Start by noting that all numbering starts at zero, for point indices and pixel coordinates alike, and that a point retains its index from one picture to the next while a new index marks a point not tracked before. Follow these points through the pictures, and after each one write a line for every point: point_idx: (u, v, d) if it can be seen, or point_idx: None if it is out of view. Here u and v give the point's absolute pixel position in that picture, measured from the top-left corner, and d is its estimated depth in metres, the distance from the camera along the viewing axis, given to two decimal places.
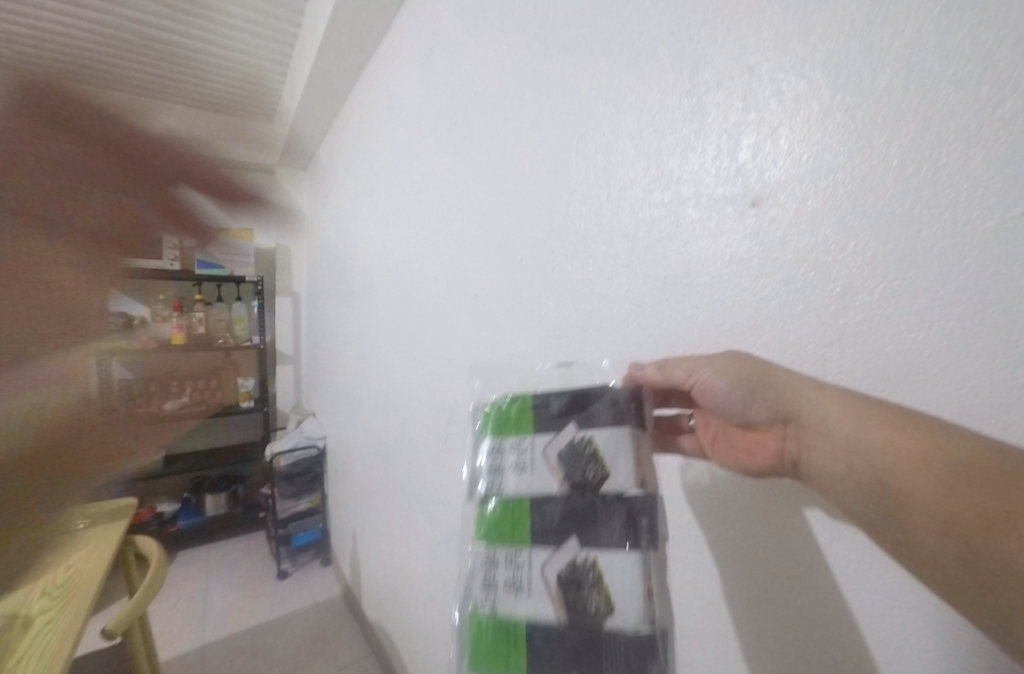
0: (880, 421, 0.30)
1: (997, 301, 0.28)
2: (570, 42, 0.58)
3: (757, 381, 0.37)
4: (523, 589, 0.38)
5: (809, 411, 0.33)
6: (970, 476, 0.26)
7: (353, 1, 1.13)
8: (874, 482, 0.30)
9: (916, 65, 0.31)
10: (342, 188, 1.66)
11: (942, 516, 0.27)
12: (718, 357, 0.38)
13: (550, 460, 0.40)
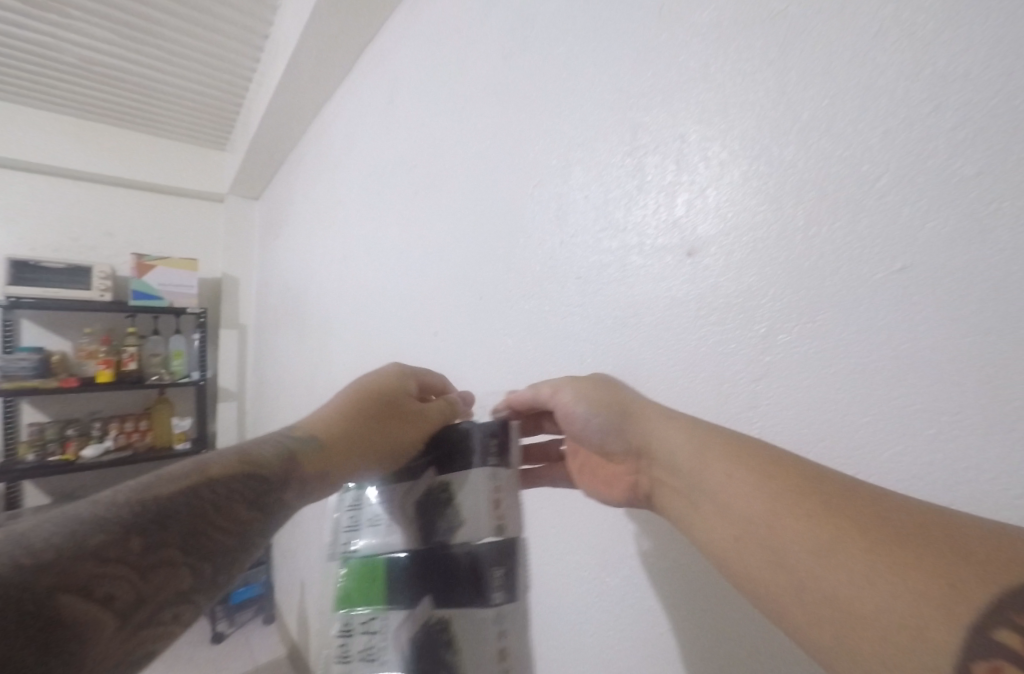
0: (736, 449, 0.32)
1: (899, 343, 0.29)
2: (514, 91, 0.62)
3: (616, 407, 0.41)
4: (376, 658, 0.40)
5: (671, 440, 0.36)
6: (802, 504, 0.28)
7: (314, 43, 1.18)
8: (719, 505, 0.32)
9: (822, 125, 0.32)
10: (300, 220, 1.66)
11: (777, 551, 0.28)
12: (577, 384, 0.43)
13: (404, 518, 0.44)
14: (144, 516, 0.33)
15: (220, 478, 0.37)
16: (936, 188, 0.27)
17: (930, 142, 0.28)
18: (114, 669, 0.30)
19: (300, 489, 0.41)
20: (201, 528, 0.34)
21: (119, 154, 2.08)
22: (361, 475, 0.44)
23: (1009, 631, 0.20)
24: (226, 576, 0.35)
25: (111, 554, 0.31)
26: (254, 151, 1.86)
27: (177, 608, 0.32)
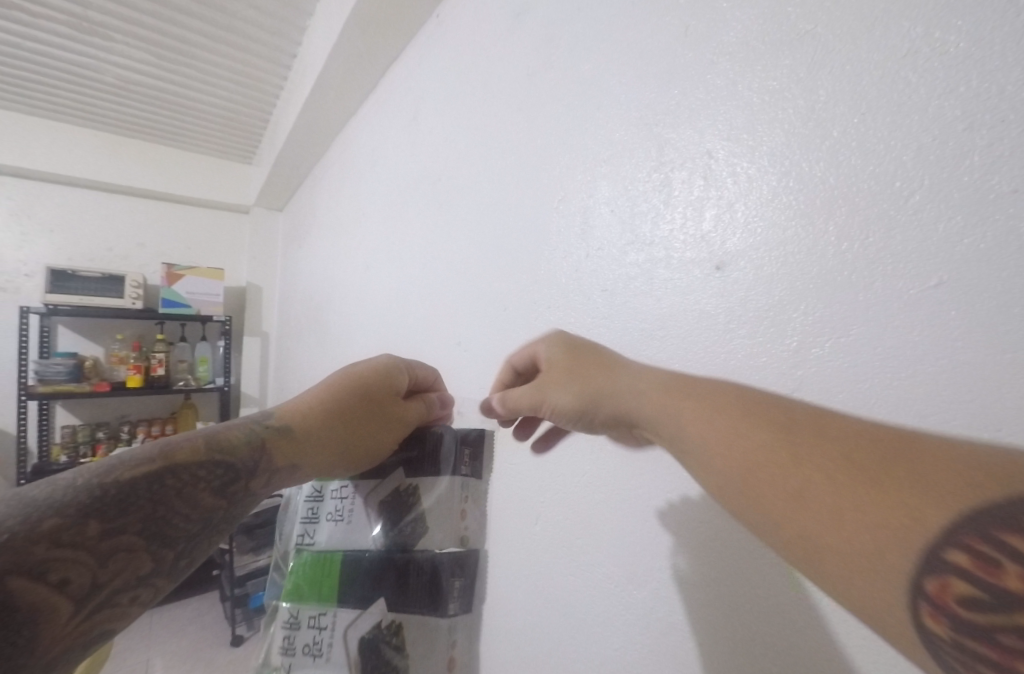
0: (713, 399, 0.32)
1: (939, 358, 0.28)
2: (538, 105, 0.63)
3: (587, 383, 0.41)
4: (323, 654, 0.46)
5: (648, 395, 0.37)
6: (780, 447, 0.27)
7: (342, 62, 1.23)
8: (697, 452, 0.32)
9: (853, 141, 0.32)
10: (324, 230, 1.71)
11: (763, 497, 0.28)
12: (565, 374, 0.43)
13: (370, 518, 0.52)
14: (105, 502, 0.36)
15: (185, 467, 0.40)
16: (972, 203, 0.27)
17: (964, 159, 0.28)
18: (73, 642, 0.34)
19: (266, 478, 0.44)
20: (161, 516, 0.38)
21: (153, 167, 2.19)
22: (322, 467, 0.49)
23: (962, 553, 0.21)
24: (186, 560, 0.39)
25: (69, 539, 0.34)
26: (281, 164, 1.93)
27: (135, 590, 0.36)
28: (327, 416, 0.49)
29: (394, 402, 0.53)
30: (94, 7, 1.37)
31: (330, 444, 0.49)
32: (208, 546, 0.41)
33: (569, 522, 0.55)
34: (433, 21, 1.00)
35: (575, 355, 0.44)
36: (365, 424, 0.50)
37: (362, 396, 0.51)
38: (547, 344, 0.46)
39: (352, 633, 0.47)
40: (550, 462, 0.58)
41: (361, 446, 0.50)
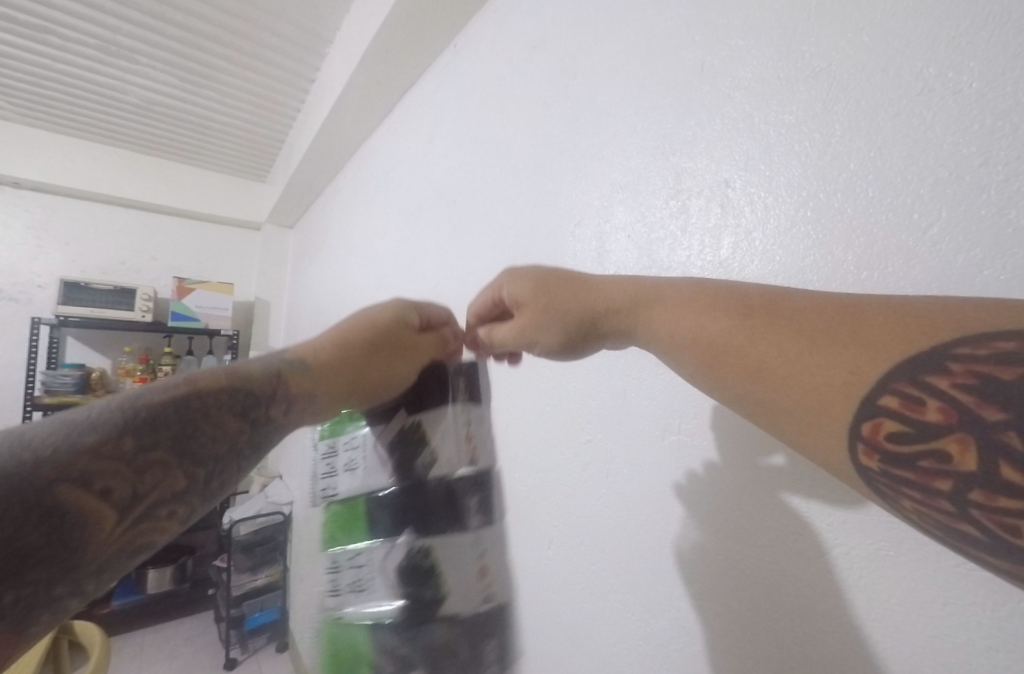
0: (680, 293, 0.34)
1: None
2: (554, 131, 0.66)
3: (570, 305, 0.41)
4: (367, 586, 0.52)
5: (617, 298, 0.38)
6: (746, 324, 0.29)
7: (359, 89, 1.28)
8: (672, 338, 0.33)
9: (870, 173, 0.33)
10: (335, 249, 1.75)
11: (735, 370, 0.29)
12: (550, 324, 0.43)
13: (381, 453, 0.56)
14: (136, 421, 0.34)
15: (208, 390, 0.38)
16: (989, 236, 0.28)
17: (981, 192, 0.28)
18: (114, 557, 0.32)
19: (285, 407, 0.43)
20: (190, 434, 0.36)
21: (171, 184, 2.26)
22: (332, 402, 0.47)
23: (892, 397, 0.23)
24: (217, 480, 0.37)
25: (106, 452, 0.32)
26: (295, 183, 1.98)
27: (172, 505, 0.34)
28: (336, 352, 0.48)
29: (405, 340, 0.53)
30: (122, 32, 1.44)
31: (341, 379, 0.47)
32: (236, 471, 0.39)
33: (585, 545, 0.54)
34: (450, 51, 1.04)
35: (549, 279, 0.43)
36: (375, 360, 0.51)
37: (375, 331, 0.51)
38: (511, 281, 0.46)
39: (389, 566, 0.52)
40: (565, 484, 0.58)
41: (369, 381, 0.50)
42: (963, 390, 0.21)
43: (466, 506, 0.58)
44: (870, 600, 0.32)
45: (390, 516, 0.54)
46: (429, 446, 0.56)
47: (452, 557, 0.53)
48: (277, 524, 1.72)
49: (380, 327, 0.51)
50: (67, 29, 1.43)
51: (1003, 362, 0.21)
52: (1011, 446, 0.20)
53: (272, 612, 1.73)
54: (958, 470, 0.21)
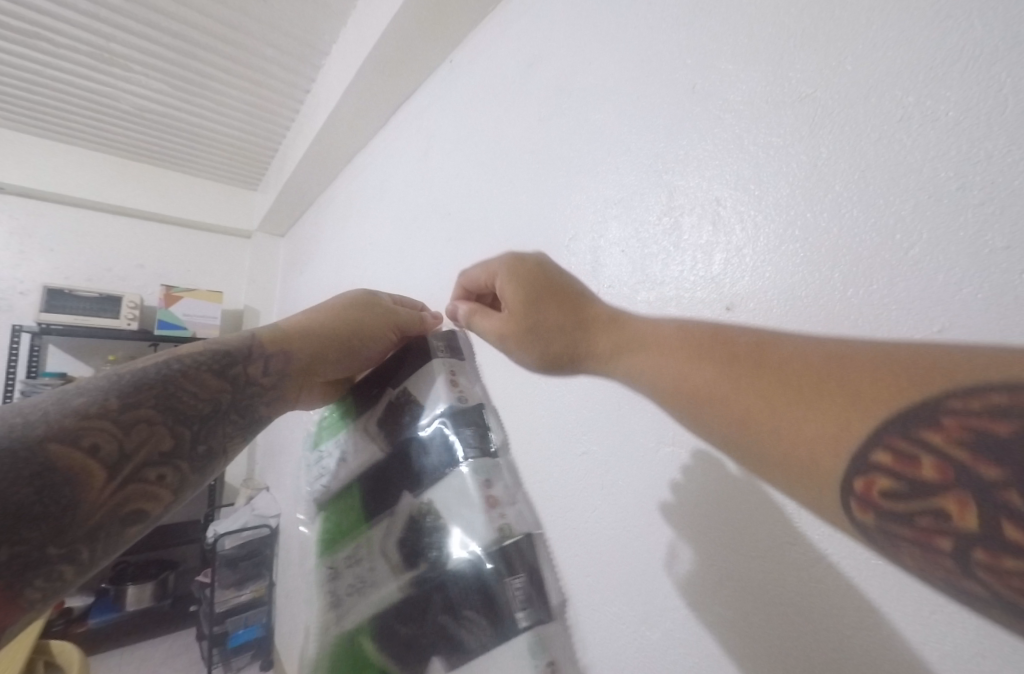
0: (679, 343, 0.36)
1: None
2: (549, 146, 0.67)
3: (549, 335, 0.46)
4: (376, 564, 0.56)
5: (614, 337, 0.42)
6: (739, 374, 0.30)
7: (355, 102, 1.29)
8: (671, 384, 0.35)
9: (854, 195, 0.35)
10: (326, 259, 1.75)
11: (729, 418, 0.30)
12: (526, 341, 0.48)
13: (375, 430, 0.63)
14: (122, 388, 0.41)
15: (187, 360, 0.46)
16: (968, 256, 0.29)
17: (959, 215, 0.30)
18: (110, 513, 0.37)
19: (262, 363, 0.51)
20: (170, 396, 0.43)
21: (162, 192, 2.25)
22: (308, 346, 0.56)
23: (885, 454, 0.23)
24: (202, 441, 0.43)
25: (94, 413, 0.38)
26: (287, 192, 1.98)
27: (158, 466, 0.40)
28: (315, 316, 0.59)
29: (380, 313, 0.62)
30: (116, 40, 1.45)
31: (317, 333, 0.57)
32: (219, 433, 0.45)
33: (581, 558, 0.54)
34: (446, 66, 1.06)
35: (538, 292, 0.48)
36: (350, 321, 0.60)
37: (349, 301, 0.61)
38: (498, 278, 0.51)
39: (393, 534, 0.57)
40: (559, 496, 0.58)
41: (344, 335, 0.59)
42: (956, 445, 0.21)
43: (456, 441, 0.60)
44: (860, 609, 0.33)
45: (392, 482, 0.59)
46: (417, 404, 0.62)
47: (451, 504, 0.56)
48: (262, 538, 1.70)
49: (353, 299, 0.62)
50: (62, 35, 1.43)
51: (992, 415, 0.20)
52: (1012, 506, 0.19)
53: (255, 629, 1.67)
54: (959, 528, 0.21)
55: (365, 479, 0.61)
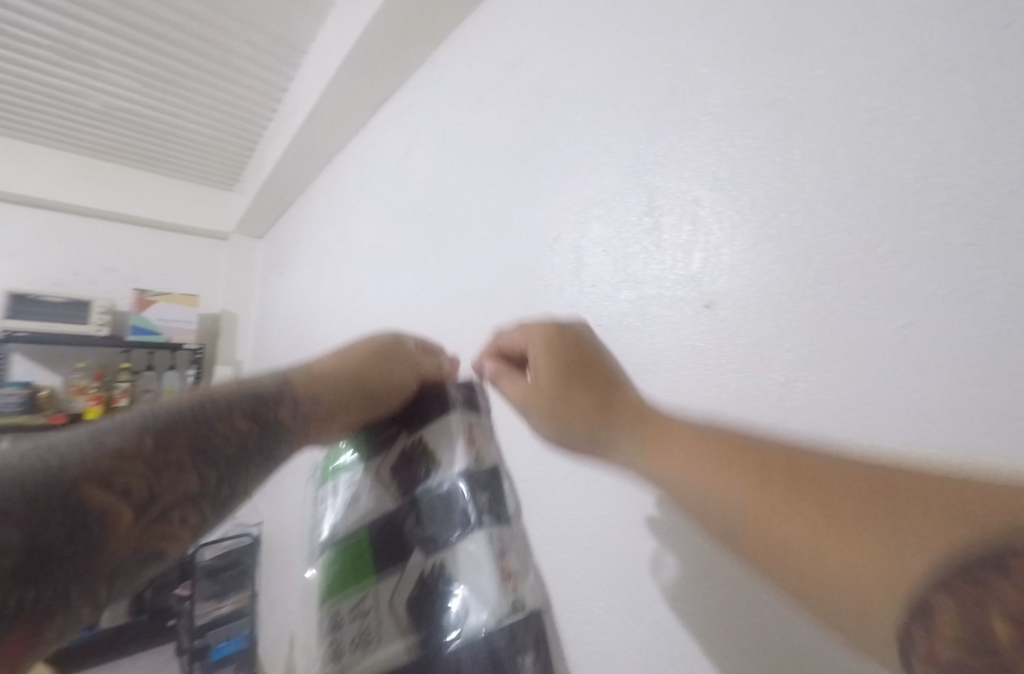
0: (697, 445, 0.32)
1: (917, 386, 0.31)
2: (531, 146, 0.67)
3: (573, 412, 0.41)
4: (372, 632, 0.46)
5: (633, 429, 0.36)
6: (773, 486, 0.26)
7: (335, 101, 1.28)
8: (689, 489, 0.31)
9: (825, 195, 0.36)
10: (307, 261, 1.73)
11: (764, 537, 0.26)
12: (548, 409, 0.43)
13: (383, 477, 0.53)
14: (157, 424, 0.38)
15: (222, 399, 0.42)
16: (931, 254, 0.31)
17: (923, 213, 0.31)
18: (129, 560, 0.34)
19: (290, 409, 0.45)
20: (203, 436, 0.39)
21: (134, 193, 2.19)
22: (324, 396, 0.48)
23: (947, 599, 0.20)
24: (226, 484, 0.39)
25: (127, 452, 0.35)
26: (265, 192, 1.94)
27: (183, 508, 0.37)
28: (340, 360, 0.51)
29: (406, 361, 0.54)
30: (83, 36, 1.40)
31: (336, 381, 0.49)
32: (246, 476, 0.41)
33: (568, 556, 0.54)
34: (427, 67, 1.06)
35: (561, 364, 0.43)
36: (372, 370, 0.52)
37: (373, 346, 0.54)
38: (532, 345, 0.46)
39: (397, 597, 0.47)
40: (546, 495, 0.58)
41: (365, 388, 0.51)
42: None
43: (477, 502, 0.50)
44: None
45: (394, 542, 0.50)
46: (432, 454, 0.53)
47: (467, 571, 0.47)
48: (242, 548, 1.68)
49: (378, 343, 0.54)
50: (25, 30, 1.38)
51: None
52: None
53: (238, 641, 1.61)
54: None
55: (375, 528, 0.51)
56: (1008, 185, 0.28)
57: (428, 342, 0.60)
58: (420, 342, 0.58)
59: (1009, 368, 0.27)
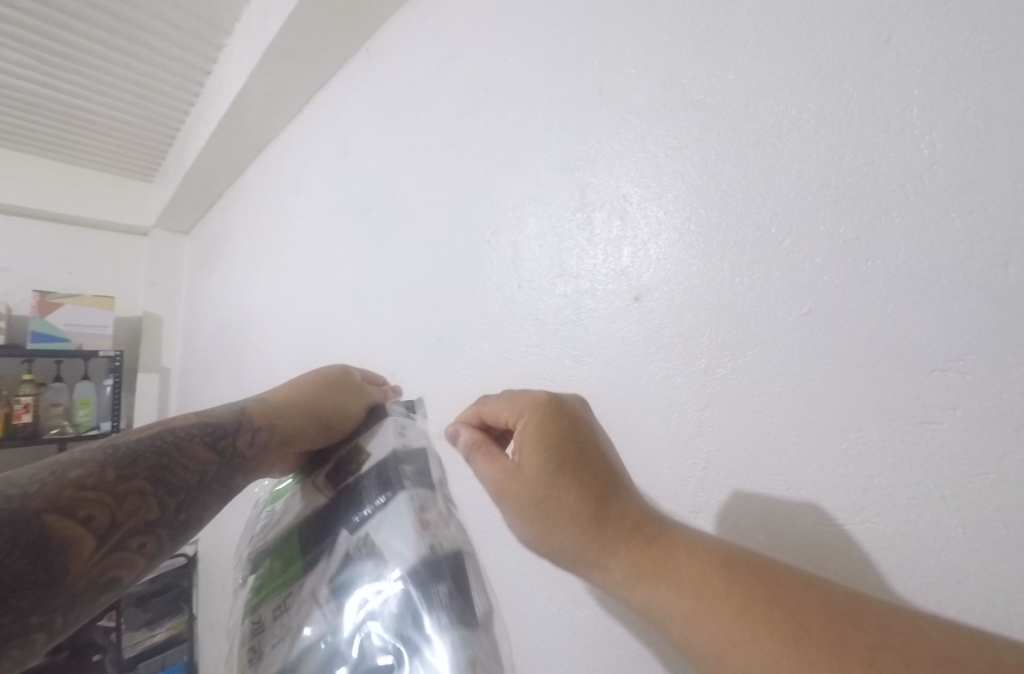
0: (706, 579, 0.26)
1: (817, 367, 0.34)
2: (470, 140, 0.66)
3: (569, 515, 0.30)
4: (288, 629, 0.37)
5: (639, 556, 0.28)
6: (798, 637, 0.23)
7: (264, 87, 1.20)
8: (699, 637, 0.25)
9: (739, 193, 0.38)
10: (238, 257, 1.61)
11: None
12: (536, 506, 0.31)
13: (314, 481, 0.47)
14: (118, 455, 0.37)
15: (181, 429, 0.41)
16: (826, 247, 0.34)
17: (819, 211, 0.34)
18: (88, 591, 0.32)
19: (251, 438, 0.44)
20: (165, 464, 0.38)
21: (30, 182, 1.94)
22: (281, 423, 0.46)
23: None
24: (185, 511, 0.38)
25: (89, 482, 0.34)
26: (189, 184, 1.80)
27: (145, 536, 0.35)
28: (291, 389, 0.51)
29: (354, 387, 0.54)
30: None
31: (291, 409, 0.48)
32: (204, 504, 0.40)
33: (512, 548, 0.55)
34: (363, 55, 1.02)
35: (557, 448, 0.33)
36: (326, 396, 0.51)
37: (321, 377, 0.54)
38: (522, 420, 0.35)
39: (319, 583, 0.38)
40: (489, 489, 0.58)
41: (323, 413, 0.49)
42: None
43: (400, 475, 0.42)
44: None
45: (318, 537, 0.42)
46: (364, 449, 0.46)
47: (390, 531, 0.38)
48: (176, 568, 1.55)
49: (323, 374, 0.54)
50: None
51: None
52: None
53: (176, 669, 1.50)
54: None
55: (302, 528, 0.43)
56: (888, 183, 0.31)
57: (373, 375, 0.61)
58: (364, 375, 0.59)
59: (889, 349, 0.31)
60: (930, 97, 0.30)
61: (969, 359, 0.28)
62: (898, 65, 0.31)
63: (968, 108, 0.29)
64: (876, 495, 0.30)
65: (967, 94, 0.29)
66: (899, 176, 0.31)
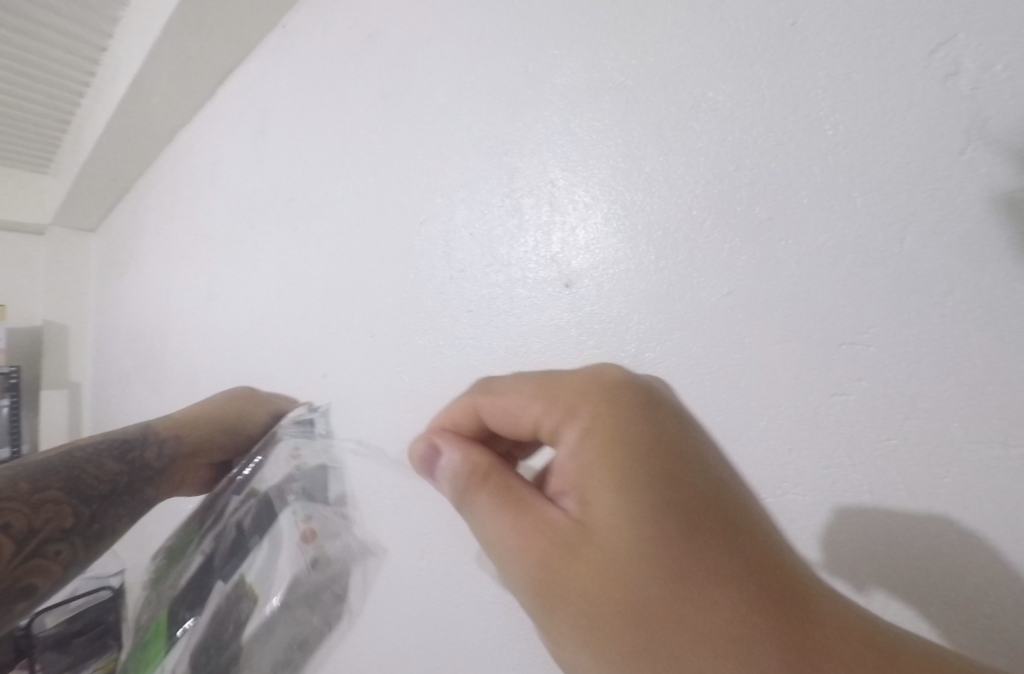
0: None
1: (742, 346, 0.34)
2: (398, 124, 0.62)
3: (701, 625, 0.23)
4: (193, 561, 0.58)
5: None
6: None
7: (166, 65, 1.07)
8: None
9: (661, 177, 0.38)
10: (152, 255, 1.45)
11: None
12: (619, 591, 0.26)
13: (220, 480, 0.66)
14: (34, 475, 0.49)
15: (90, 449, 0.55)
16: (743, 228, 0.34)
17: (736, 192, 0.35)
18: (9, 585, 0.43)
19: (155, 451, 0.59)
20: (76, 479, 0.51)
21: None
22: (185, 435, 0.62)
23: None
24: (97, 520, 0.50)
25: (8, 496, 0.46)
26: (84, 174, 1.58)
27: (58, 543, 0.46)
28: (199, 409, 0.66)
29: (254, 405, 0.67)
30: None
31: (194, 426, 0.63)
32: (114, 514, 0.52)
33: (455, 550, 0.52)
34: (279, 33, 0.93)
35: (650, 498, 0.27)
36: (228, 415, 0.66)
37: (226, 400, 0.68)
38: (590, 453, 0.29)
39: (208, 537, 0.59)
40: None
41: (224, 428, 0.64)
42: None
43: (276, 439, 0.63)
44: None
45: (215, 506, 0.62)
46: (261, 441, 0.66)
47: (263, 477, 0.60)
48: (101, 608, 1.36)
49: (229, 397, 0.68)
50: None
51: None
52: None
53: None
54: None
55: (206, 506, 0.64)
56: (796, 165, 0.32)
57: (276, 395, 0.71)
58: (265, 396, 0.70)
59: (805, 324, 0.32)
60: (832, 80, 0.31)
61: (875, 333, 0.29)
62: (804, 50, 0.32)
63: (867, 92, 0.30)
64: (799, 466, 0.31)
65: (865, 78, 0.30)
66: (808, 157, 0.32)
